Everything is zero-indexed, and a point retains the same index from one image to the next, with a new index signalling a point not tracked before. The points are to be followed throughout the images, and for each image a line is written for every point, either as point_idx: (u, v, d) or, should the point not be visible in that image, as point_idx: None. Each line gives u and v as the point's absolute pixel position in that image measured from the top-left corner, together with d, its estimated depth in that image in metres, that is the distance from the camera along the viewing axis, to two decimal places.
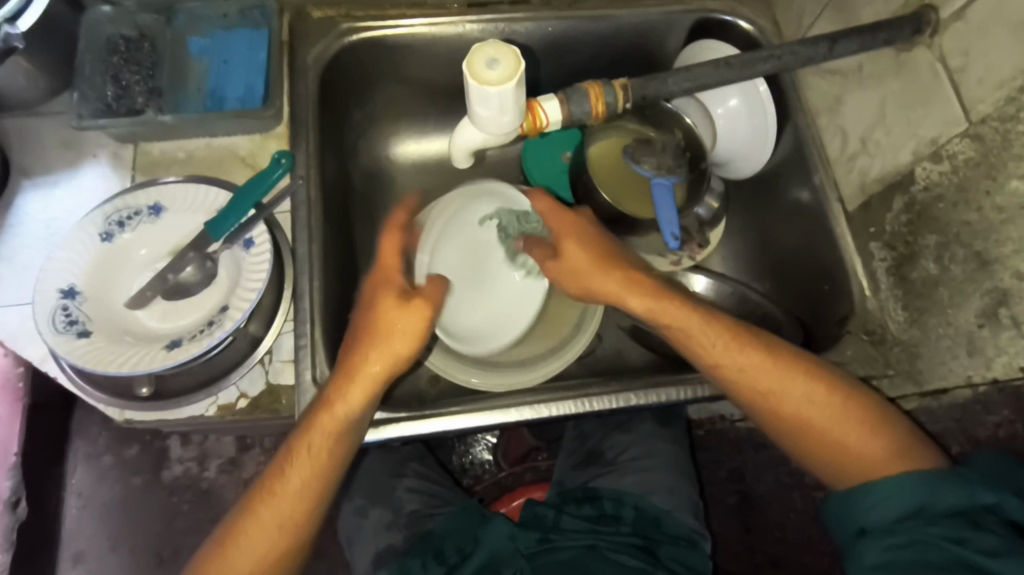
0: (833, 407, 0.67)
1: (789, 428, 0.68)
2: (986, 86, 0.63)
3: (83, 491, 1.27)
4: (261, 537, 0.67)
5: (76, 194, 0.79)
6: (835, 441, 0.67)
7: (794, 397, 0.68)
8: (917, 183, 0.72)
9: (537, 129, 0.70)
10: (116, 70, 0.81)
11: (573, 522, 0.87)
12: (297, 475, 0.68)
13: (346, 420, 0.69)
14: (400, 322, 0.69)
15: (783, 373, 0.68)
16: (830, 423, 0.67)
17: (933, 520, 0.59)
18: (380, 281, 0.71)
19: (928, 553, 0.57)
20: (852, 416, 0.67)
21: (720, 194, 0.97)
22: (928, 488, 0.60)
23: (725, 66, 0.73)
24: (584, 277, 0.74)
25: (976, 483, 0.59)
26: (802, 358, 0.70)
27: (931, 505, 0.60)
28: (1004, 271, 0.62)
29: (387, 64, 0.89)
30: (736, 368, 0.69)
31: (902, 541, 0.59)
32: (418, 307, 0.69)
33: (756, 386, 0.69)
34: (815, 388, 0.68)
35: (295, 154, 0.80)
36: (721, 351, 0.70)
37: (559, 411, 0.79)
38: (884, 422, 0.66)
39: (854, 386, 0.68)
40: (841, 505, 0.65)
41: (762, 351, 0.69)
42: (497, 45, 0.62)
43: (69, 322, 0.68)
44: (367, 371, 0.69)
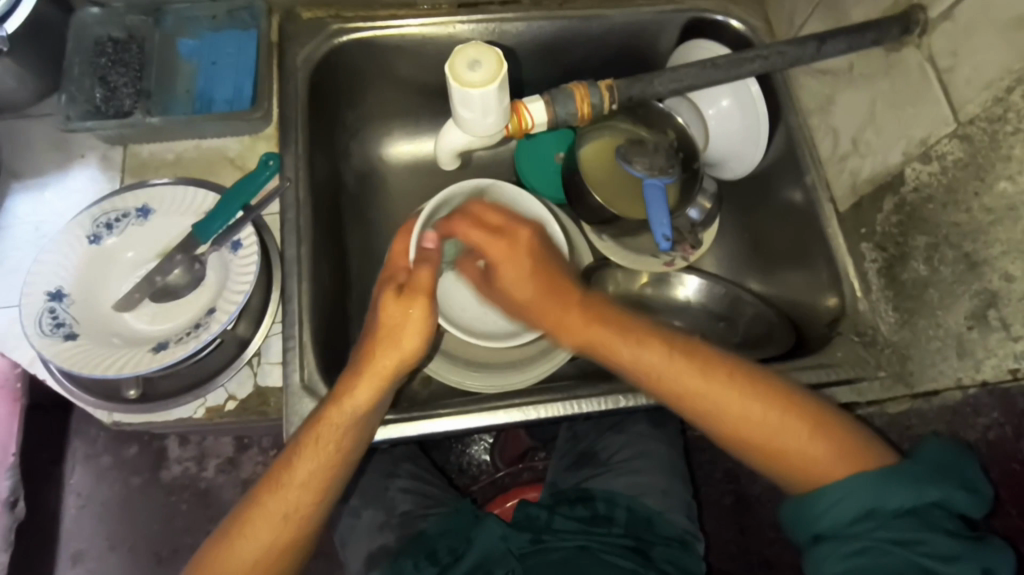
0: (774, 420, 0.65)
1: (736, 443, 0.66)
2: (975, 86, 0.63)
3: (82, 491, 1.27)
4: (263, 529, 0.65)
5: (65, 196, 0.80)
6: (779, 456, 0.64)
7: (737, 413, 0.65)
8: (907, 184, 0.71)
9: (523, 131, 0.73)
10: (104, 72, 0.81)
11: (565, 523, 0.87)
12: (305, 467, 0.67)
13: (358, 416, 0.69)
14: (405, 316, 0.70)
15: (723, 391, 0.66)
16: (771, 436, 0.64)
17: (884, 522, 0.58)
18: (388, 275, 0.74)
19: (883, 559, 0.56)
20: (793, 423, 0.64)
21: (712, 195, 0.96)
22: (876, 491, 0.59)
23: (711, 67, 0.74)
24: (526, 294, 0.74)
25: (924, 480, 0.58)
26: (741, 371, 0.67)
27: (883, 507, 0.58)
28: (993, 273, 0.62)
29: (377, 64, 0.89)
30: (680, 388, 0.67)
31: (857, 548, 0.57)
32: (422, 298, 0.70)
33: (694, 404, 0.67)
34: (752, 402, 0.65)
35: (284, 156, 0.80)
36: (662, 374, 0.68)
37: (549, 413, 0.79)
38: (826, 426, 0.64)
39: (794, 396, 0.66)
40: (796, 509, 0.63)
41: (699, 369, 0.67)
42: (479, 46, 0.64)
43: (56, 325, 0.68)
44: (380, 364, 0.70)
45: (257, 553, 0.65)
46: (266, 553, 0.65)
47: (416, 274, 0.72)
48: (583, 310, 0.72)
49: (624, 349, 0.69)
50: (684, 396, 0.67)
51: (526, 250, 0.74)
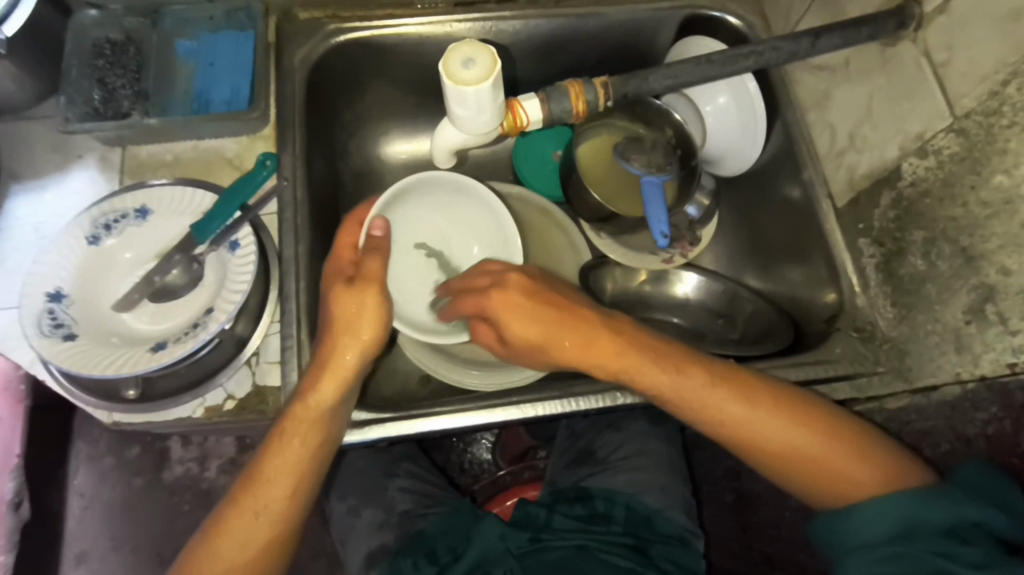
0: (819, 445, 0.64)
1: (779, 470, 0.66)
2: (970, 80, 0.63)
3: (85, 492, 1.28)
4: (243, 527, 0.65)
5: (65, 197, 0.80)
6: (821, 478, 0.64)
7: (777, 437, 0.65)
8: (904, 179, 0.71)
9: (518, 129, 0.73)
10: (103, 74, 0.82)
11: (565, 522, 0.87)
12: (274, 466, 0.67)
13: (321, 411, 0.69)
14: (355, 308, 0.71)
15: (765, 416, 0.65)
16: (813, 461, 0.65)
17: (923, 536, 0.58)
18: (332, 272, 0.74)
19: (915, 567, 0.56)
20: (834, 446, 0.64)
21: (710, 192, 0.96)
22: (917, 506, 0.59)
23: (706, 63, 0.74)
24: (539, 348, 0.70)
25: (963, 498, 0.59)
26: (780, 393, 0.67)
27: (925, 522, 0.58)
28: (990, 267, 0.62)
29: (374, 63, 0.89)
30: (718, 417, 0.66)
31: (889, 554, 0.58)
32: (366, 288, 0.71)
33: (738, 431, 0.66)
34: (796, 428, 0.65)
35: (281, 156, 0.80)
36: (703, 401, 0.67)
37: (546, 411, 0.79)
38: (863, 447, 0.64)
39: (838, 418, 0.66)
40: (828, 524, 0.63)
41: (739, 395, 0.66)
42: (472, 43, 0.64)
43: (56, 325, 0.69)
44: (336, 363, 0.70)
45: (236, 554, 0.65)
46: (244, 552, 0.65)
47: (363, 266, 0.73)
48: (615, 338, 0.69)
49: (657, 376, 0.68)
50: (722, 424, 0.66)
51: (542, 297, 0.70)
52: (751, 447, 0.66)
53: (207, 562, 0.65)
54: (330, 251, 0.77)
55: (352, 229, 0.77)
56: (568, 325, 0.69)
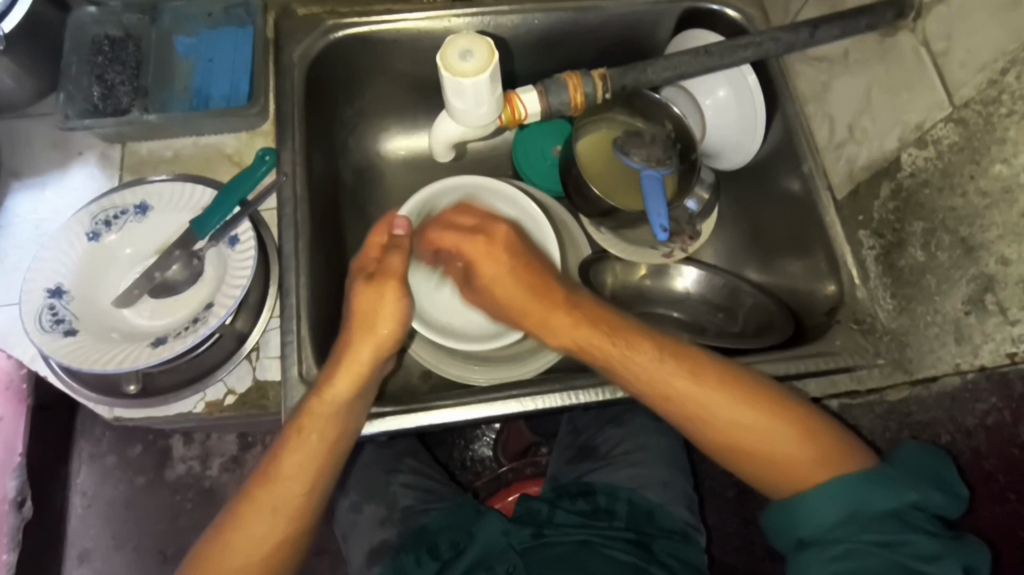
0: (759, 424, 0.65)
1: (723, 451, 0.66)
2: (969, 70, 0.63)
3: (88, 490, 1.28)
4: (257, 521, 0.66)
5: (65, 194, 0.80)
6: (759, 456, 0.64)
7: (719, 412, 0.65)
8: (904, 170, 0.71)
9: (517, 122, 0.73)
10: (102, 71, 0.82)
11: (566, 517, 0.87)
12: (290, 461, 0.68)
13: (340, 408, 0.69)
14: (378, 305, 0.71)
15: (708, 391, 0.66)
16: (754, 438, 0.65)
17: (867, 525, 0.58)
18: (359, 268, 0.74)
19: (870, 562, 0.56)
20: (780, 428, 0.64)
21: (710, 185, 0.96)
22: (856, 494, 0.59)
23: (704, 54, 0.74)
24: (528, 305, 0.73)
25: (901, 483, 0.59)
26: (730, 374, 0.67)
27: (865, 510, 0.58)
28: (990, 257, 0.62)
29: (373, 59, 0.89)
30: (665, 390, 0.67)
31: (843, 551, 0.57)
32: (391, 285, 0.72)
33: (683, 404, 0.67)
34: (739, 405, 0.65)
35: (281, 151, 0.80)
36: (650, 375, 0.67)
37: (548, 404, 0.79)
38: (812, 431, 0.64)
39: (781, 396, 0.66)
40: (780, 515, 0.63)
41: (690, 371, 0.67)
42: (470, 36, 0.64)
43: (56, 321, 0.69)
44: (360, 359, 0.70)
45: (251, 549, 0.65)
46: (260, 548, 0.65)
47: (387, 263, 0.73)
48: (570, 312, 0.71)
49: (613, 344, 0.69)
50: (662, 396, 0.67)
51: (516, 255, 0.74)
52: (697, 420, 0.66)
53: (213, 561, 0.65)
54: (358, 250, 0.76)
55: (382, 231, 0.75)
56: (541, 298, 0.72)
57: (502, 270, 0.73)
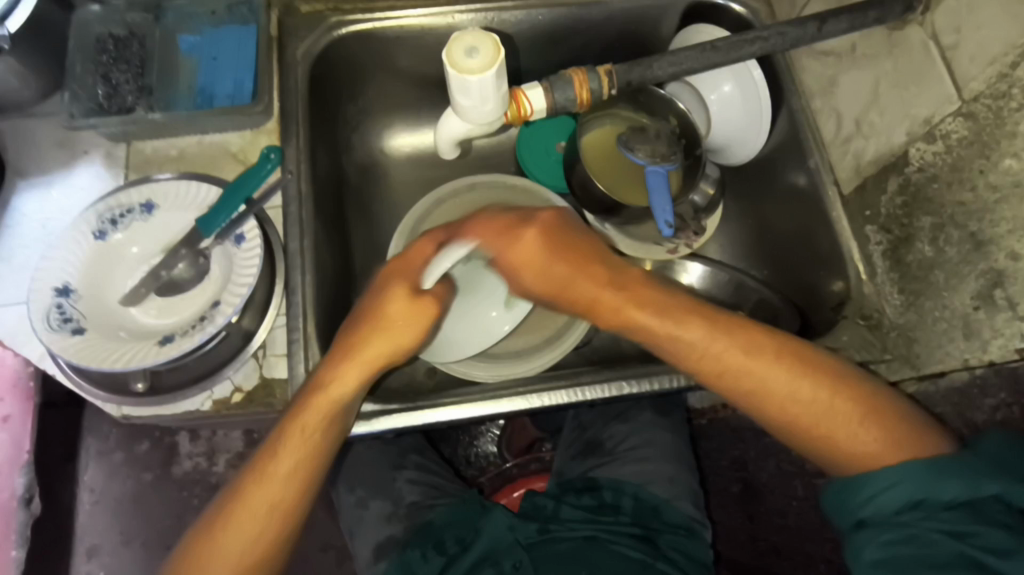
0: (821, 403, 0.66)
1: (778, 422, 0.68)
2: (979, 64, 0.62)
3: (96, 487, 1.29)
4: (249, 520, 0.66)
5: (70, 193, 0.80)
6: (820, 436, 0.66)
7: (778, 386, 0.67)
8: (912, 165, 0.71)
9: (522, 118, 0.73)
10: (106, 69, 0.82)
11: (573, 512, 0.87)
12: (288, 460, 0.68)
13: (343, 401, 0.69)
14: (410, 313, 0.70)
15: (764, 366, 0.67)
16: (813, 414, 0.66)
17: (934, 513, 0.58)
18: (396, 271, 0.72)
19: (932, 548, 0.56)
20: (841, 405, 0.66)
21: (715, 181, 0.95)
22: (928, 482, 0.59)
23: (711, 50, 0.74)
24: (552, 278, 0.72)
25: (982, 475, 0.58)
26: (786, 349, 0.68)
27: (934, 498, 0.58)
28: (999, 252, 0.61)
29: (377, 56, 0.89)
30: (716, 364, 0.69)
31: (905, 536, 0.58)
32: (431, 303, 0.71)
33: (736, 378, 0.68)
34: (803, 380, 0.67)
35: (285, 149, 0.80)
36: (702, 349, 0.69)
37: (552, 401, 0.79)
38: (880, 414, 0.65)
39: (841, 372, 0.67)
40: (838, 494, 0.64)
41: (742, 343, 0.68)
42: (475, 32, 0.64)
43: (64, 320, 0.69)
44: (372, 351, 0.70)
45: (244, 551, 0.66)
46: (253, 545, 0.66)
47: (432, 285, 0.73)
48: (616, 292, 0.71)
49: (660, 322, 0.70)
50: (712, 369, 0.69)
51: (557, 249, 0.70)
52: (747, 388, 0.68)
53: (201, 561, 0.65)
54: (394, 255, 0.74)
55: (394, 231, 0.74)
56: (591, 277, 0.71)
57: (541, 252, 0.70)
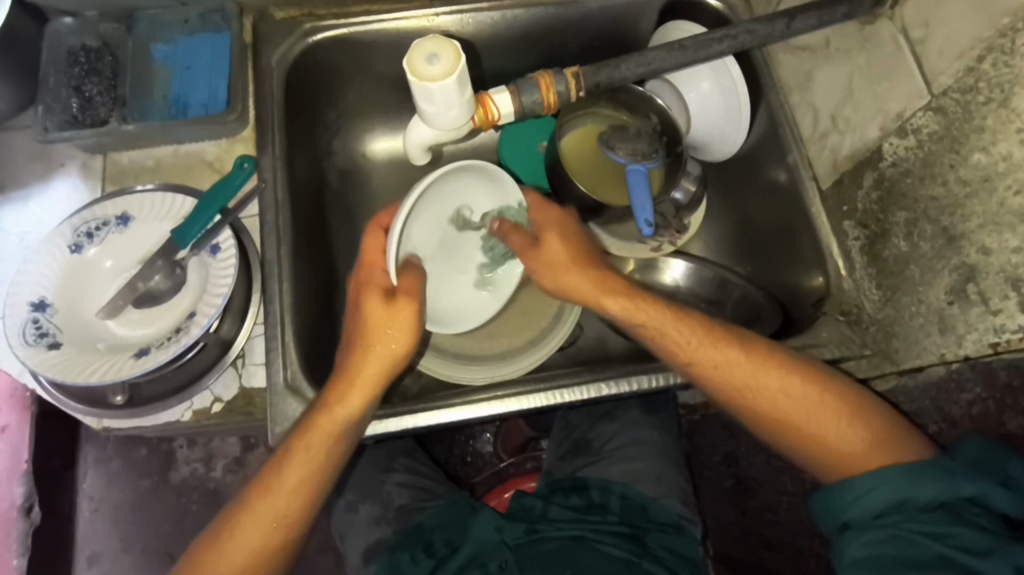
0: (810, 398, 0.67)
1: (769, 424, 0.68)
2: (947, 58, 0.62)
3: (95, 494, 1.30)
4: (255, 532, 0.67)
5: (49, 206, 0.81)
6: (809, 437, 0.66)
7: (768, 387, 0.67)
8: (886, 159, 0.70)
9: (490, 122, 0.73)
10: (79, 81, 0.81)
11: (561, 512, 0.88)
12: (292, 475, 0.67)
13: (346, 423, 0.69)
14: (389, 323, 0.70)
15: (755, 368, 0.68)
16: (803, 416, 0.67)
17: (914, 515, 0.58)
18: (364, 280, 0.72)
19: (912, 550, 0.56)
20: (827, 405, 0.67)
21: (697, 177, 0.94)
22: (909, 484, 0.59)
23: (678, 49, 0.73)
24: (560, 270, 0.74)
25: (960, 475, 0.58)
26: (774, 351, 0.69)
27: (915, 499, 0.59)
28: (971, 247, 0.61)
29: (353, 62, 0.88)
30: (709, 364, 0.69)
31: (884, 538, 0.58)
32: (405, 305, 0.69)
33: (728, 377, 0.69)
34: (793, 377, 0.68)
35: (260, 158, 0.81)
36: (695, 350, 0.69)
37: (532, 404, 0.79)
38: (863, 413, 0.66)
39: (822, 371, 0.69)
40: (825, 500, 0.64)
41: (735, 343, 0.69)
42: (435, 39, 0.63)
43: (39, 335, 0.69)
44: (367, 374, 0.69)
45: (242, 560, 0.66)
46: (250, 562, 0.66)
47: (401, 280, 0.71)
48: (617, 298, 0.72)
49: (656, 324, 0.71)
50: (706, 371, 0.70)
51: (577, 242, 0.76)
52: (742, 393, 0.68)
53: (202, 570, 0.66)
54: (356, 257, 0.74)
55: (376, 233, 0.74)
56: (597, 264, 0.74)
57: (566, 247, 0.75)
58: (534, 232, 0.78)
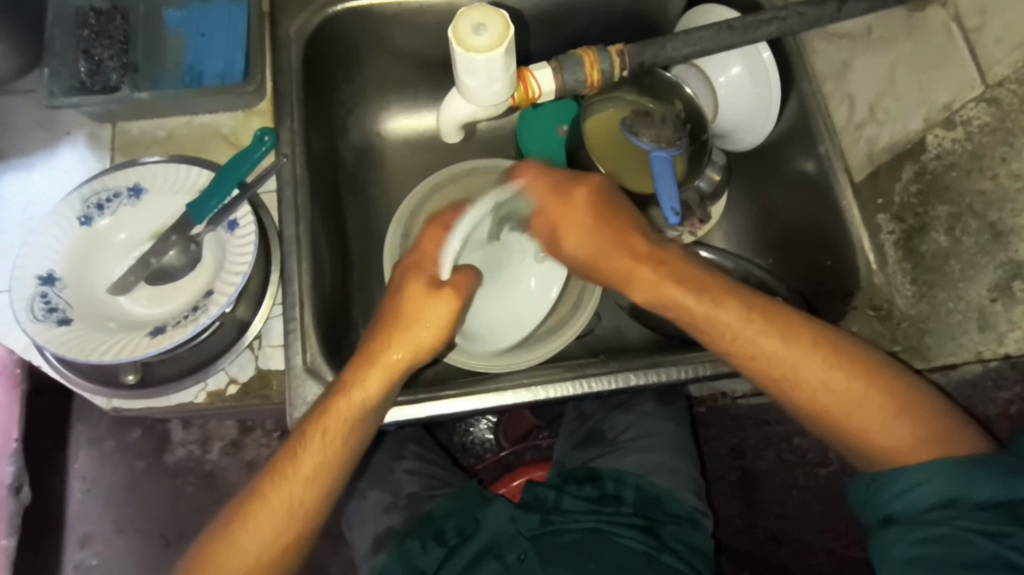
0: (855, 389, 0.64)
1: (807, 410, 0.66)
2: (1004, 47, 0.61)
3: (87, 475, 1.26)
4: (281, 518, 0.64)
5: (53, 175, 0.77)
6: (853, 426, 0.64)
7: (812, 374, 0.65)
8: (928, 152, 0.69)
9: (529, 101, 0.70)
10: (88, 45, 0.77)
11: (574, 503, 0.86)
12: (310, 460, 0.65)
13: (363, 407, 0.67)
14: (433, 314, 0.68)
15: (800, 351, 0.65)
16: (846, 406, 0.64)
17: (967, 512, 0.57)
18: (413, 266, 0.71)
19: (964, 548, 0.56)
20: (874, 395, 0.64)
21: (721, 167, 0.92)
22: (961, 482, 0.58)
23: (727, 30, 0.71)
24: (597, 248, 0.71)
25: (1014, 475, 0.57)
26: (823, 336, 0.66)
27: (967, 498, 0.58)
28: (1019, 243, 0.60)
29: (374, 36, 0.85)
30: (749, 346, 0.66)
31: (936, 536, 0.57)
32: (450, 298, 0.68)
33: (768, 366, 0.66)
34: (839, 367, 0.64)
35: (279, 132, 0.77)
36: (737, 332, 0.66)
37: (557, 393, 0.77)
38: (914, 406, 0.63)
39: (875, 361, 0.65)
40: (866, 491, 0.63)
41: (778, 329, 0.66)
42: (484, 8, 0.61)
43: (49, 310, 0.66)
44: (388, 358, 0.67)
45: (259, 549, 0.64)
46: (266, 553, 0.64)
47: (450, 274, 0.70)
48: (653, 269, 0.70)
49: (698, 303, 0.68)
50: (747, 352, 0.66)
51: (604, 214, 0.71)
52: (783, 379, 0.66)
53: (215, 561, 0.63)
54: (409, 249, 0.72)
55: (438, 232, 0.71)
56: (621, 240, 0.71)
57: (587, 223, 0.71)
58: (557, 188, 0.71)
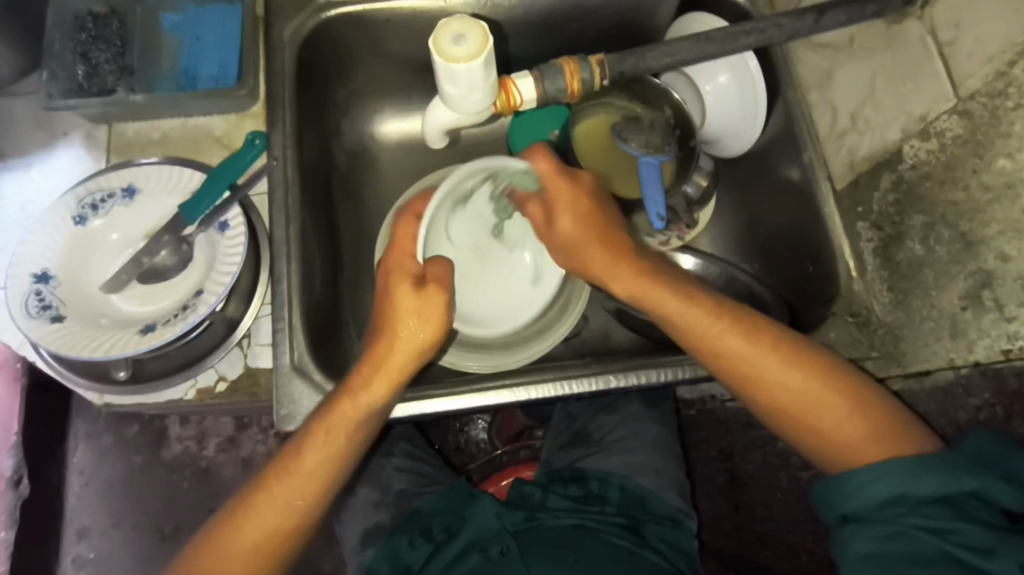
0: (811, 390, 0.66)
1: (772, 411, 0.68)
2: (976, 61, 0.62)
3: (85, 469, 1.28)
4: (268, 512, 0.66)
5: (51, 174, 0.79)
6: (809, 423, 0.66)
7: (772, 377, 0.67)
8: (905, 162, 0.70)
9: (512, 108, 0.72)
10: (85, 49, 0.79)
11: (560, 501, 0.88)
12: (313, 458, 0.67)
13: (370, 411, 0.68)
14: (420, 311, 0.68)
15: (761, 352, 0.68)
16: (803, 405, 0.66)
17: (914, 509, 0.58)
18: (392, 266, 0.71)
19: (915, 546, 0.56)
20: (830, 397, 0.66)
21: (709, 172, 0.94)
22: (910, 478, 0.59)
23: (705, 41, 0.72)
24: (578, 247, 0.73)
25: (962, 471, 0.58)
26: (784, 338, 0.68)
27: (914, 493, 0.59)
28: (989, 253, 0.62)
29: (367, 40, 0.86)
30: (715, 346, 0.69)
31: (890, 532, 0.58)
32: (434, 291, 0.69)
33: (733, 364, 0.68)
34: (796, 368, 0.67)
35: (271, 135, 0.79)
36: (703, 330, 0.69)
37: (539, 393, 0.79)
38: (867, 405, 0.65)
39: (834, 368, 0.67)
40: (826, 491, 0.64)
41: (743, 330, 0.68)
42: (464, 20, 0.62)
43: (42, 307, 0.68)
44: (391, 363, 0.68)
45: (259, 540, 0.65)
46: (263, 544, 0.65)
47: (429, 267, 0.72)
48: (634, 264, 0.72)
49: (666, 303, 0.70)
50: (710, 349, 0.69)
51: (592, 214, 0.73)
52: (751, 380, 0.68)
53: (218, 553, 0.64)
54: (386, 246, 0.74)
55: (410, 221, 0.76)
56: (597, 238, 0.72)
57: (583, 224, 0.72)
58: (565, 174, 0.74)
